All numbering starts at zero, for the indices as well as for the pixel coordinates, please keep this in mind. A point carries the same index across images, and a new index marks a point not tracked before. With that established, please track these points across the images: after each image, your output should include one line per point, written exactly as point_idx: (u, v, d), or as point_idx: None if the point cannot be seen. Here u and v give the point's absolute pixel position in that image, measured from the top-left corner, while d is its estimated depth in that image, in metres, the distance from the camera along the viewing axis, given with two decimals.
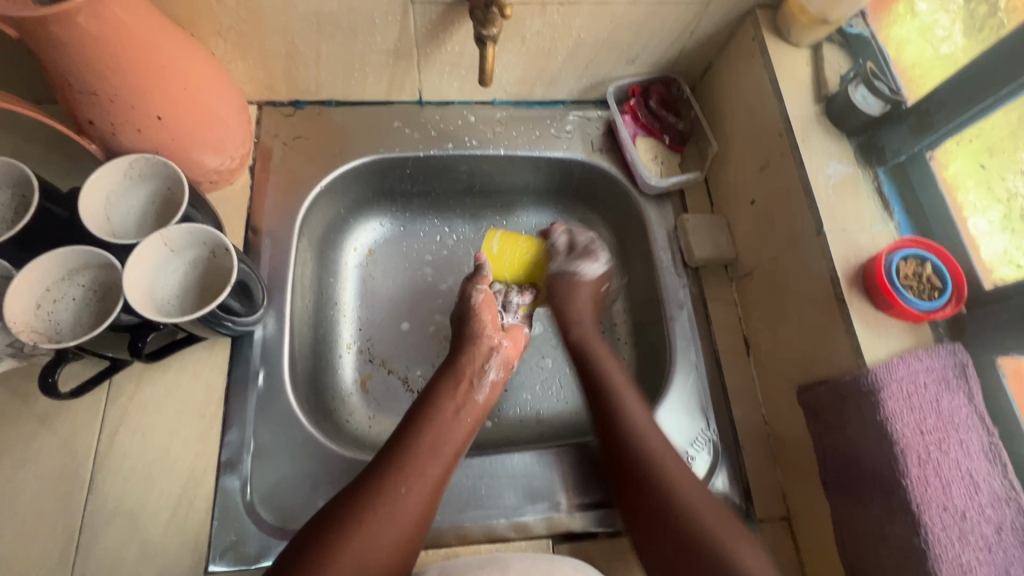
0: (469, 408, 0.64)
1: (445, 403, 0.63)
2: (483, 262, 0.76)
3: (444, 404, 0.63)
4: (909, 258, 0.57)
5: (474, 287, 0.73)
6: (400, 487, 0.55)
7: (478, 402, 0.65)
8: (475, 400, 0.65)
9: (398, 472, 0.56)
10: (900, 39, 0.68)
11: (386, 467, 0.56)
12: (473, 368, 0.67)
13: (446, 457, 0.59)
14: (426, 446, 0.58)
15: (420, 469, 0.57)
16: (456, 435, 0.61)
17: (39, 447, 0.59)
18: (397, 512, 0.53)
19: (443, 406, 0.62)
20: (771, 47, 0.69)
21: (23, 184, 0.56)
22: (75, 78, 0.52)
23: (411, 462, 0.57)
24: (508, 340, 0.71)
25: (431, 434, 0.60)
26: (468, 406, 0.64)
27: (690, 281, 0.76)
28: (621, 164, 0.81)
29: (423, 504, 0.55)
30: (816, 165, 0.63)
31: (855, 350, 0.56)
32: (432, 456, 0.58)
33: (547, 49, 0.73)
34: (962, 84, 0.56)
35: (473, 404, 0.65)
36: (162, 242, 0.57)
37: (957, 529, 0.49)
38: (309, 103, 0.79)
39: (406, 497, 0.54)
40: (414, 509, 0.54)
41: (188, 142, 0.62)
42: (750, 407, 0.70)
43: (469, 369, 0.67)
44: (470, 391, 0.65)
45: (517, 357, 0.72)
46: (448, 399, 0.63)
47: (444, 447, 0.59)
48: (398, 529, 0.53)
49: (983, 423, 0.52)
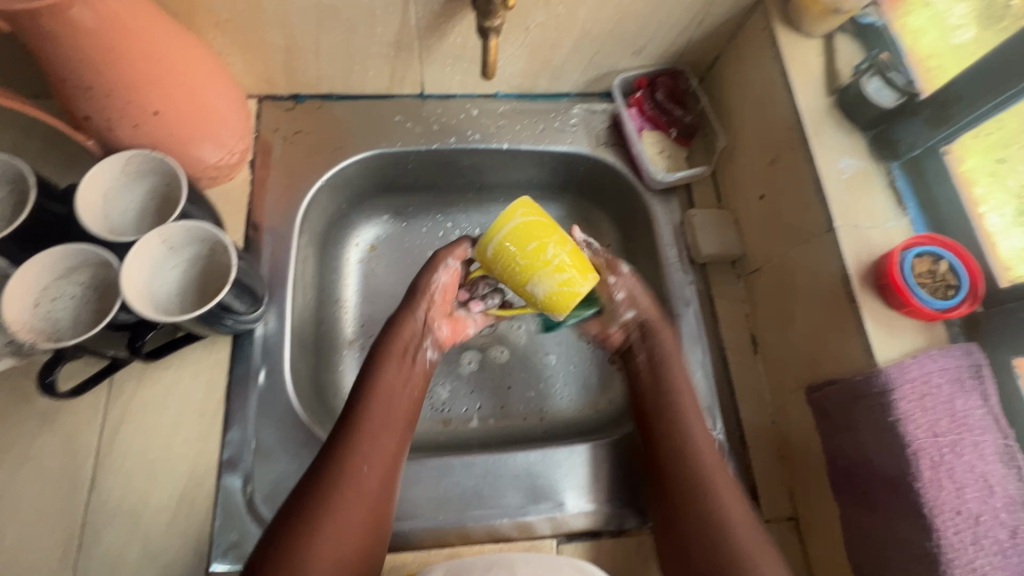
0: (412, 381, 0.64)
1: (391, 376, 0.62)
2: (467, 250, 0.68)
3: (392, 378, 0.62)
4: (924, 255, 0.56)
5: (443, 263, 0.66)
6: (363, 464, 0.55)
7: (420, 375, 0.65)
8: (416, 372, 0.65)
9: (357, 450, 0.55)
10: (915, 28, 0.66)
11: (344, 445, 0.56)
12: (413, 341, 0.66)
13: (398, 430, 0.60)
14: (377, 420, 0.58)
15: (379, 445, 0.57)
16: (404, 407, 0.62)
17: (40, 446, 0.59)
18: (362, 487, 0.54)
19: (388, 380, 0.62)
20: (781, 38, 0.67)
21: (20, 181, 0.55)
22: (70, 73, 0.51)
23: (369, 437, 0.57)
24: (447, 327, 0.69)
25: (380, 410, 0.59)
26: (413, 380, 0.64)
27: (697, 278, 0.75)
28: (627, 158, 0.80)
29: (384, 476, 0.56)
30: (827, 159, 0.62)
31: (866, 350, 0.55)
32: (387, 433, 0.58)
33: (551, 40, 0.71)
34: (980, 75, 0.54)
35: (415, 376, 0.65)
36: (160, 239, 0.56)
37: (971, 533, 0.48)
38: (309, 97, 0.78)
39: (368, 473, 0.55)
40: (377, 483, 0.55)
41: (186, 138, 0.61)
42: (757, 405, 0.69)
43: (412, 344, 0.66)
44: (413, 365, 0.65)
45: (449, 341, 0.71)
46: (392, 371, 0.62)
47: (394, 419, 0.60)
48: (365, 503, 0.53)
49: (999, 425, 0.51)
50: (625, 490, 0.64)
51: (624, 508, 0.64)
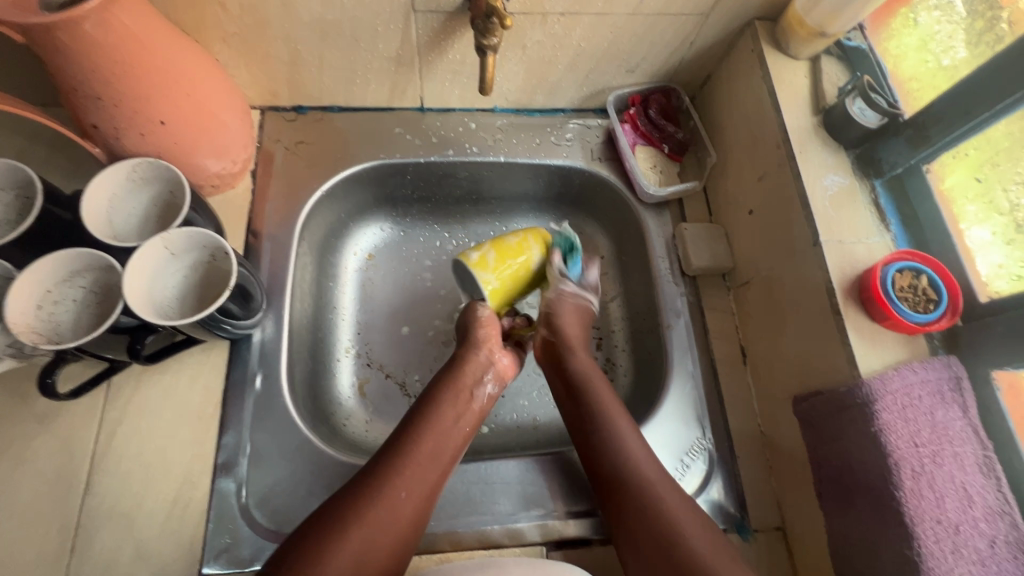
0: (467, 415, 0.65)
1: (446, 409, 0.63)
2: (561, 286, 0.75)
3: (444, 412, 0.63)
4: (904, 270, 0.58)
5: (479, 304, 0.71)
6: (404, 488, 0.56)
7: (476, 409, 0.66)
8: (472, 407, 0.66)
9: (400, 474, 0.56)
10: (898, 52, 0.69)
11: (388, 467, 0.57)
12: (472, 377, 0.67)
13: (445, 463, 0.60)
14: (428, 450, 0.59)
15: (422, 472, 0.58)
16: (452, 442, 0.62)
17: (37, 447, 0.60)
18: (397, 513, 0.54)
19: (443, 413, 0.63)
20: (770, 59, 0.70)
21: (27, 187, 0.57)
22: (80, 83, 0.53)
23: (414, 464, 0.58)
24: (507, 357, 0.70)
25: (429, 440, 0.60)
26: (467, 413, 0.65)
27: (688, 290, 0.77)
28: (621, 172, 0.82)
29: (420, 508, 0.56)
30: (813, 176, 0.64)
31: (850, 361, 0.56)
32: (432, 462, 0.59)
33: (547, 58, 0.74)
34: (959, 98, 0.57)
35: (470, 413, 0.65)
36: (162, 245, 0.58)
37: (951, 543, 0.49)
38: (311, 109, 0.80)
39: (407, 497, 0.55)
40: (413, 512, 0.55)
41: (190, 147, 0.63)
42: (747, 416, 0.70)
43: (469, 378, 0.67)
44: (469, 399, 0.66)
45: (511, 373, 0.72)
46: (447, 404, 0.64)
47: (444, 452, 0.60)
48: (398, 528, 0.54)
49: (978, 436, 0.52)
50: None
51: None
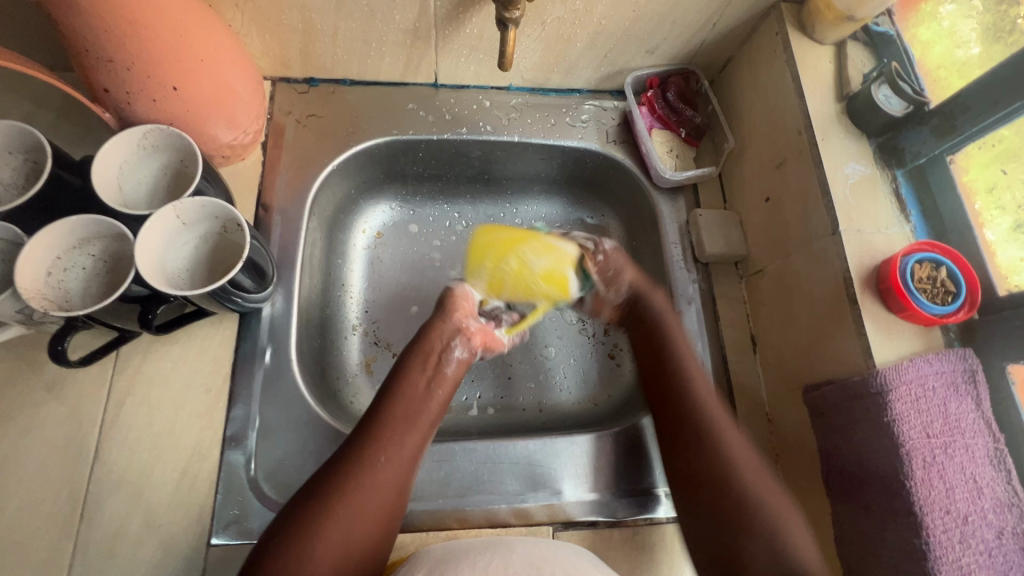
0: (439, 381, 0.64)
1: (416, 377, 0.62)
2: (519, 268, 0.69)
3: (415, 379, 0.62)
4: (924, 261, 0.57)
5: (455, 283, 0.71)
6: (381, 458, 0.55)
7: (447, 375, 0.65)
8: (444, 375, 0.64)
9: (377, 445, 0.56)
10: (926, 39, 0.67)
11: (365, 438, 0.56)
12: (440, 344, 0.65)
13: (421, 429, 0.59)
14: (401, 420, 0.58)
15: (398, 440, 0.57)
16: (427, 409, 0.61)
17: (46, 414, 0.60)
18: (379, 484, 0.54)
19: (414, 382, 0.62)
20: (794, 44, 0.68)
21: (35, 151, 0.56)
22: (91, 44, 0.51)
23: (389, 435, 0.57)
24: (479, 326, 0.68)
25: (402, 408, 0.59)
26: (439, 378, 0.64)
27: (700, 276, 0.76)
28: (636, 156, 0.81)
29: (401, 475, 0.56)
30: (834, 164, 0.63)
31: (865, 352, 0.56)
32: (409, 430, 0.58)
33: (566, 36, 0.72)
34: (989, 86, 0.55)
35: (442, 377, 0.64)
36: (174, 215, 0.57)
37: (960, 533, 0.49)
38: (323, 81, 0.78)
39: (389, 466, 0.55)
40: (393, 481, 0.55)
41: (202, 116, 0.62)
42: (754, 404, 0.70)
43: (438, 345, 0.65)
44: (440, 365, 0.64)
45: (482, 344, 0.69)
46: (418, 373, 0.63)
47: (418, 418, 0.60)
48: (382, 498, 0.54)
49: (990, 429, 0.52)
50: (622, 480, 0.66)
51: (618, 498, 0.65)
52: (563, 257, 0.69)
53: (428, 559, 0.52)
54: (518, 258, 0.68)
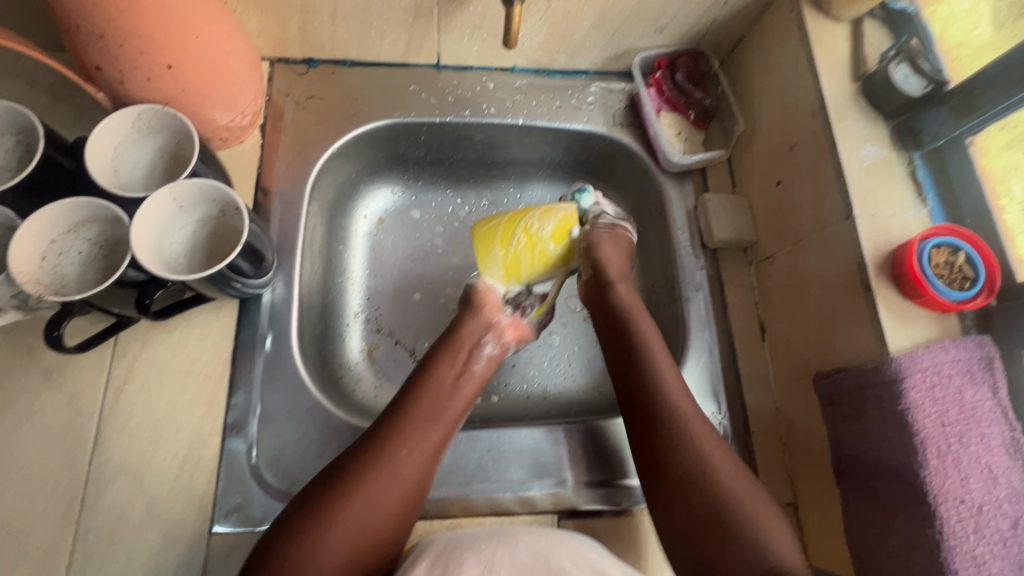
0: (467, 376, 0.63)
1: (445, 370, 0.62)
2: (521, 238, 0.63)
3: (444, 372, 0.61)
4: (941, 246, 0.55)
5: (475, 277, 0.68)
6: (404, 448, 0.54)
7: (476, 372, 0.63)
8: (473, 371, 0.63)
9: (400, 435, 0.55)
10: (946, 16, 0.65)
11: (389, 428, 0.56)
12: (472, 339, 0.65)
13: (446, 422, 0.58)
14: (425, 412, 0.58)
15: (421, 433, 0.56)
16: (454, 404, 0.60)
17: (44, 401, 0.59)
18: (399, 474, 0.53)
19: (442, 374, 0.61)
20: (808, 22, 0.66)
21: (27, 132, 0.54)
22: (82, 20, 0.49)
23: (412, 425, 0.56)
24: (509, 321, 0.68)
25: (428, 400, 0.59)
26: (467, 374, 0.63)
27: (708, 263, 0.75)
28: (643, 139, 0.79)
29: (421, 467, 0.54)
30: (849, 146, 0.61)
31: (879, 339, 0.55)
32: (432, 423, 0.57)
33: (573, 14, 0.70)
34: (1013, 64, 0.53)
35: (471, 374, 0.63)
36: (170, 197, 0.55)
37: (974, 523, 0.48)
38: (322, 62, 0.76)
39: (408, 461, 0.54)
40: (414, 472, 0.54)
41: (199, 96, 0.60)
42: (763, 392, 0.69)
43: (468, 340, 0.65)
44: (469, 361, 0.64)
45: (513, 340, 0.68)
46: (446, 366, 0.62)
47: (445, 412, 0.59)
48: (400, 488, 0.53)
49: (1006, 417, 0.51)
50: (612, 470, 0.64)
51: (620, 486, 0.63)
52: (564, 214, 0.65)
53: (433, 547, 0.51)
54: (524, 229, 0.63)
